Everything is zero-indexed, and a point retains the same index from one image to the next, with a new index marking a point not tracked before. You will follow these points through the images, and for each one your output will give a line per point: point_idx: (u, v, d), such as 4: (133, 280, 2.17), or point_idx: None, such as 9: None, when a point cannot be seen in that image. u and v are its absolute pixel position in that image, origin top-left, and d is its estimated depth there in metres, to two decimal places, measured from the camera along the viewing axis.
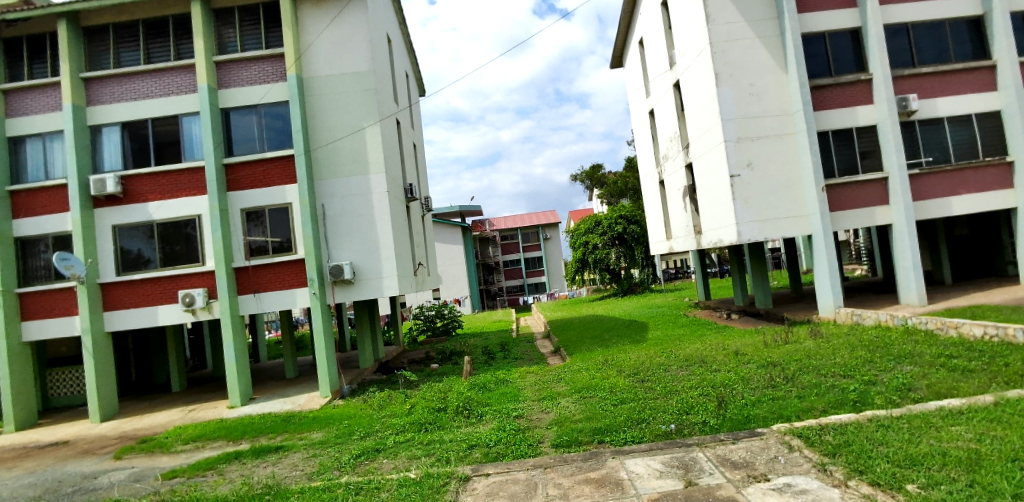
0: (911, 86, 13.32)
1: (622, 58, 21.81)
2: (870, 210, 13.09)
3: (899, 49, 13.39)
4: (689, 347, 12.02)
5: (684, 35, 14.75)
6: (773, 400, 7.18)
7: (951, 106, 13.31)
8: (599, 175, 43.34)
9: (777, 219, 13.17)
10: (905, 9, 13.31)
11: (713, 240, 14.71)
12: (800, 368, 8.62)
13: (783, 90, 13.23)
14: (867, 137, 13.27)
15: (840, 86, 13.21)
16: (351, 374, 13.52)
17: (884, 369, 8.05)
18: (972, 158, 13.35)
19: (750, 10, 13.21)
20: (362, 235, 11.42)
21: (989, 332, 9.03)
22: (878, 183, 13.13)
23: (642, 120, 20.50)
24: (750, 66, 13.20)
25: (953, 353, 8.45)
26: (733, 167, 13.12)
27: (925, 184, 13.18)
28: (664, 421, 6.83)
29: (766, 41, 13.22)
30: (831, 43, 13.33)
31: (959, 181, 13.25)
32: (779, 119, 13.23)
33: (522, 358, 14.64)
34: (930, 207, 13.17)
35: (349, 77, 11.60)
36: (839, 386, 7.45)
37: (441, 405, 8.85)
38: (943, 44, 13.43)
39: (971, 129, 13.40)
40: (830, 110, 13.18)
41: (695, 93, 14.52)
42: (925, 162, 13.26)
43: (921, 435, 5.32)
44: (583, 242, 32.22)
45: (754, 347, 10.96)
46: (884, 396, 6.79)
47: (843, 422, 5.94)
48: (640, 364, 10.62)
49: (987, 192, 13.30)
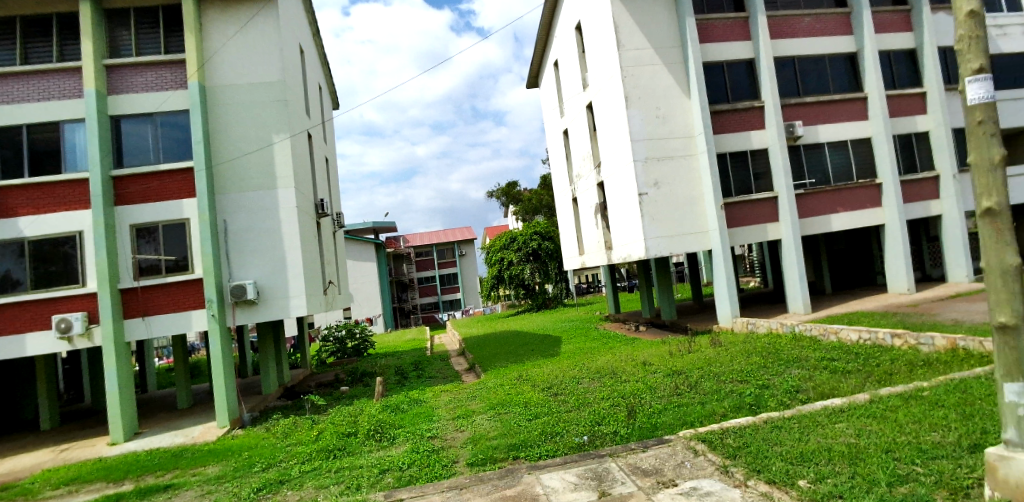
0: (796, 114, 14.72)
1: (538, 77, 22.48)
2: (763, 226, 14.28)
3: (786, 80, 14.78)
4: (600, 359, 12.40)
5: (596, 59, 15.44)
6: (678, 407, 7.59)
7: (830, 132, 14.83)
8: (514, 192, 44.09)
9: (679, 235, 14.00)
10: (791, 44, 14.72)
11: (622, 255, 15.38)
12: (702, 375, 9.18)
13: (686, 114, 14.18)
14: (760, 160, 14.48)
15: (736, 112, 14.36)
16: (254, 401, 12.68)
17: (775, 373, 8.76)
18: (848, 180, 14.92)
19: (657, 38, 14.11)
20: (269, 252, 10.81)
21: (863, 336, 10.06)
22: (768, 202, 14.36)
23: (556, 138, 21.17)
24: (656, 90, 14.04)
25: (833, 356, 9.35)
26: (641, 185, 13.83)
27: (808, 202, 14.61)
28: (577, 433, 6.99)
29: (671, 68, 14.15)
30: (729, 72, 14.47)
31: (837, 201, 14.78)
32: (682, 141, 14.14)
33: (436, 376, 14.43)
34: (813, 224, 14.58)
35: (258, 86, 11.01)
36: (737, 391, 8.03)
37: (351, 429, 8.49)
38: (824, 76, 14.97)
39: (847, 153, 14.98)
40: (727, 134, 14.27)
41: (606, 114, 15.23)
42: (808, 184, 14.70)
43: (810, 434, 5.78)
44: (498, 258, 32.50)
45: (659, 357, 11.49)
46: (777, 398, 7.38)
47: (742, 425, 6.36)
48: (553, 377, 10.85)
49: (861, 210, 14.90)
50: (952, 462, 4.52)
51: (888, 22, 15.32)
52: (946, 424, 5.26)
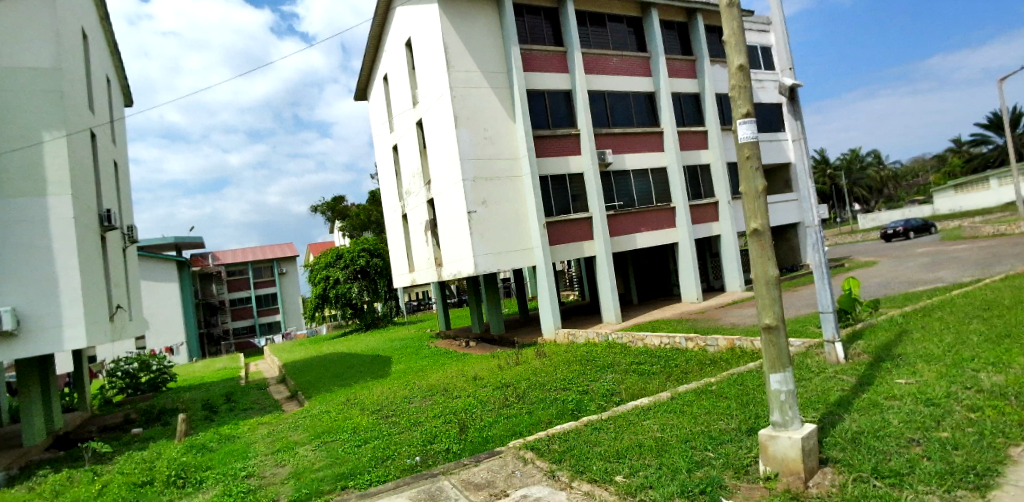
0: (607, 143, 16.37)
1: (366, 90, 21.97)
2: (580, 243, 15.57)
3: (599, 112, 16.37)
4: (431, 377, 12.35)
5: (426, 78, 15.59)
6: (508, 419, 7.88)
7: (634, 161, 16.74)
8: (341, 208, 42.26)
9: (507, 252, 14.62)
10: (602, 80, 16.36)
11: (452, 272, 15.58)
12: (529, 386, 9.65)
13: (511, 138, 14.96)
14: (577, 183, 15.79)
15: (556, 138, 15.52)
16: (6, 456, 10.24)
17: (593, 379, 9.56)
18: (649, 203, 16.97)
19: (485, 64, 14.72)
20: (34, 272, 8.90)
21: (664, 341, 11.46)
22: (584, 222, 15.72)
23: (385, 153, 20.81)
24: (484, 113, 14.61)
25: (640, 360, 10.49)
26: (470, 203, 14.20)
27: (617, 222, 16.32)
28: (410, 454, 6.87)
29: (497, 92, 14.85)
30: (550, 101, 15.58)
31: (640, 221, 16.71)
32: (508, 163, 14.87)
33: (252, 408, 13.08)
34: (621, 242, 16.29)
35: (22, 72, 9.10)
36: (561, 398, 8.59)
37: (145, 478, 7.30)
38: (629, 110, 16.86)
39: (648, 180, 17.02)
40: (548, 158, 15.33)
41: (436, 133, 15.40)
42: (617, 205, 16.41)
43: (623, 432, 6.39)
44: (323, 277, 30.75)
45: (489, 371, 11.83)
46: (595, 402, 8.05)
47: (566, 430, 6.81)
48: (383, 399, 10.53)
49: (659, 230, 17.01)
50: (735, 445, 5.31)
51: (677, 68, 17.85)
52: (728, 412, 6.18)
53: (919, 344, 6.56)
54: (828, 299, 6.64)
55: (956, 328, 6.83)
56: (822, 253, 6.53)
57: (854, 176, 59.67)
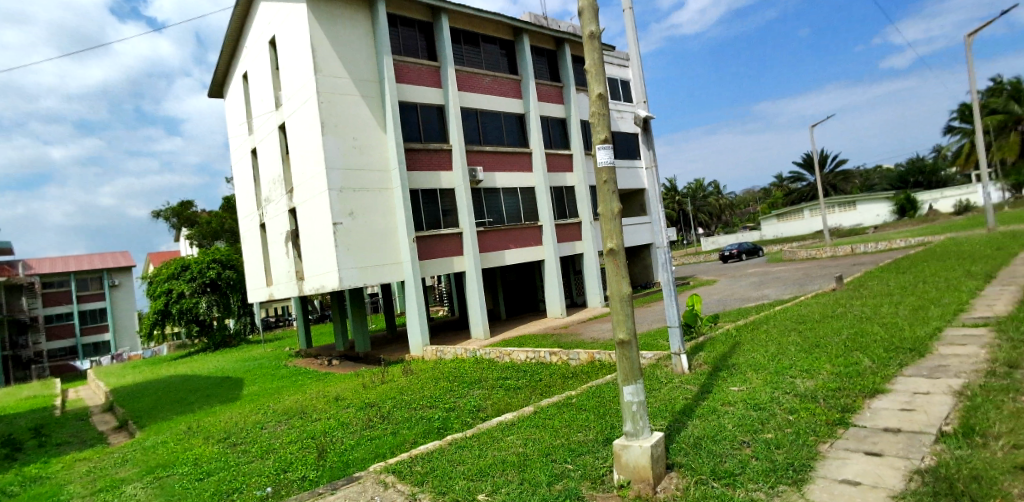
0: (479, 160, 16.53)
1: (223, 87, 20.22)
2: (449, 259, 15.49)
3: (471, 129, 16.50)
4: (288, 399, 11.45)
5: (291, 79, 14.69)
6: (371, 440, 7.49)
7: (504, 179, 17.09)
8: (189, 213, 38.25)
9: (374, 266, 14.11)
10: (475, 98, 16.55)
11: (314, 286, 14.68)
12: (394, 405, 9.30)
13: (382, 149, 14.54)
14: (448, 198, 15.74)
15: (428, 152, 15.38)
16: None
17: (460, 396, 9.46)
18: (518, 221, 17.39)
19: (355, 71, 14.21)
20: None
21: (529, 356, 11.71)
22: (454, 237, 15.69)
23: (242, 157, 19.22)
24: (353, 121, 14.07)
25: (506, 375, 10.59)
26: (336, 214, 13.52)
27: (486, 239, 16.49)
28: (259, 486, 6.23)
29: (368, 101, 14.39)
30: (422, 114, 15.41)
31: (508, 238, 17.05)
32: (377, 174, 14.41)
33: (66, 442, 11.16)
34: (490, 258, 16.48)
35: None
36: (426, 416, 8.37)
37: None
38: (500, 130, 17.21)
39: (517, 198, 17.45)
40: (419, 171, 15.11)
41: (300, 138, 14.52)
42: (487, 222, 16.61)
43: (487, 449, 6.33)
44: (164, 290, 27.40)
45: (353, 390, 11.25)
46: (460, 419, 7.95)
47: (429, 450, 6.60)
48: (231, 425, 9.53)
49: (527, 247, 17.48)
50: (592, 455, 5.48)
51: (546, 93, 18.63)
52: (586, 424, 6.39)
53: (750, 354, 7.32)
54: (675, 314, 7.01)
55: (776, 340, 7.74)
56: (670, 271, 6.91)
57: (699, 203, 66.48)
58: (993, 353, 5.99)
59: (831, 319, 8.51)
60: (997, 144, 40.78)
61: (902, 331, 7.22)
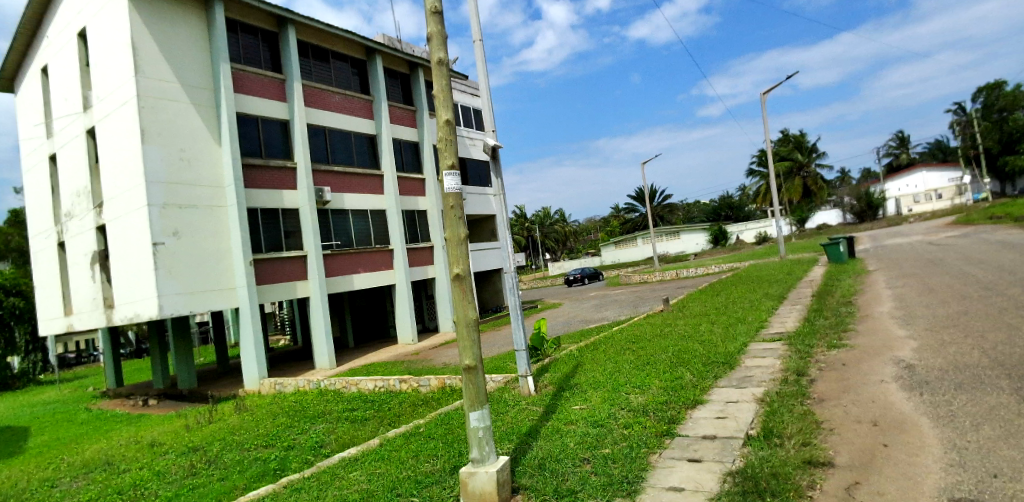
0: (326, 180, 15.75)
1: (13, 81, 17.12)
2: (292, 283, 14.47)
3: (318, 148, 15.69)
4: (87, 449, 9.69)
5: (104, 78, 12.86)
6: (191, 491, 6.56)
7: (354, 201, 16.47)
8: None
9: (203, 291, 12.67)
10: (323, 115, 15.82)
11: (126, 315, 12.76)
12: (223, 447, 8.29)
13: (215, 162, 13.24)
14: (291, 218, 14.75)
15: (269, 169, 14.31)
16: None
17: (301, 432, 8.71)
18: (368, 244, 16.81)
19: (186, 75, 12.86)
20: None
21: (378, 384, 11.23)
22: (298, 260, 14.71)
23: (36, 164, 16.30)
24: (182, 131, 12.66)
25: (353, 406, 10.01)
26: (157, 233, 11.96)
27: (333, 262, 15.70)
28: None
29: (200, 110, 13.07)
30: (263, 128, 14.33)
31: (358, 262, 16.40)
32: (209, 190, 13.06)
33: None
34: (337, 282, 15.69)
35: None
36: (261, 457, 7.57)
37: None
38: (350, 149, 16.61)
39: (367, 221, 16.90)
40: (258, 189, 13.99)
41: (114, 146, 12.71)
42: (334, 245, 15.83)
43: (327, 489, 5.85)
44: None
45: (172, 434, 9.87)
46: (300, 458, 7.31)
47: (261, 496, 5.93)
48: (5, 487, 7.78)
49: (377, 271, 16.94)
50: (439, 485, 5.30)
51: (398, 116, 18.46)
52: (434, 453, 6.20)
53: (590, 373, 7.73)
54: (521, 337, 7.17)
55: (613, 359, 8.27)
56: (517, 295, 7.06)
57: (547, 230, 70.05)
58: (785, 363, 6.97)
59: (659, 338, 9.33)
60: (784, 186, 48.71)
61: (716, 347, 8.12)
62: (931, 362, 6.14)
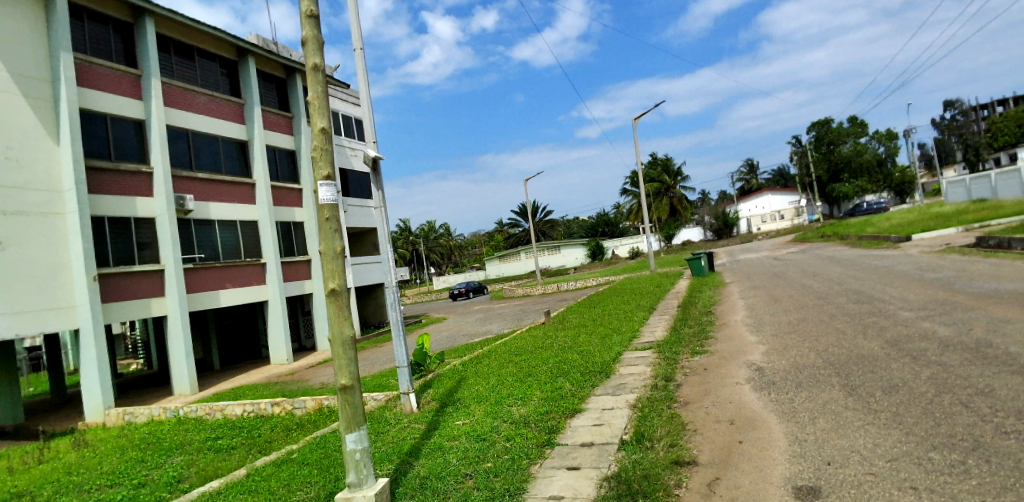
0: (188, 187, 14.44)
1: None
2: (146, 301, 13.05)
3: (179, 152, 14.35)
4: None
5: None
6: None
7: (221, 210, 15.26)
8: None
9: (32, 311, 10.98)
10: (187, 117, 14.52)
11: None
12: (54, 491, 7.15)
13: (52, 164, 11.62)
14: (145, 228, 13.31)
15: (119, 174, 12.83)
16: None
17: (154, 466, 7.77)
18: (236, 257, 15.62)
19: (15, 63, 11.19)
20: None
21: (247, 409, 10.39)
22: (153, 275, 13.30)
23: None
24: (9, 126, 10.97)
25: (218, 434, 9.13)
26: None
27: (196, 277, 14.39)
28: None
29: (34, 103, 11.43)
30: (113, 127, 12.83)
31: (225, 277, 15.18)
32: (43, 195, 11.42)
33: None
34: (199, 299, 14.39)
35: None
36: (104, 499, 6.63)
37: None
38: (218, 155, 15.38)
39: (236, 233, 15.70)
40: (105, 195, 12.50)
41: None
42: (197, 258, 14.53)
43: None
44: None
45: None
46: (152, 495, 6.51)
47: None
48: None
49: (246, 286, 15.77)
50: None
51: (273, 122, 17.44)
52: (309, 479, 5.81)
53: (473, 387, 7.73)
54: (403, 354, 7.01)
55: (496, 372, 8.35)
56: (399, 311, 6.91)
57: (432, 243, 69.41)
58: (654, 370, 7.46)
59: (540, 350, 9.57)
60: (654, 205, 52.55)
61: (593, 357, 8.50)
62: (777, 364, 6.88)
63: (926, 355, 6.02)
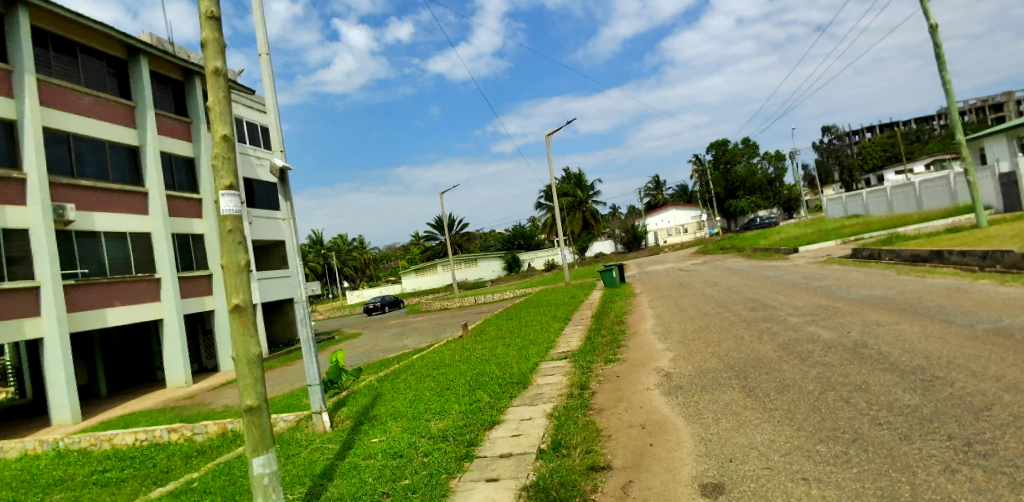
0: (69, 196, 13.10)
1: None
2: (18, 322, 11.63)
3: (59, 157, 12.99)
4: None
5: None
6: None
7: (107, 221, 13.96)
8: None
9: None
10: (67, 119, 13.22)
11: None
12: None
13: None
14: (16, 241, 11.91)
15: None
16: None
17: None
18: (126, 272, 14.34)
19: None
20: None
21: (139, 438, 9.52)
22: (26, 293, 11.90)
23: None
24: None
25: (104, 467, 8.27)
26: None
27: (78, 295, 13.03)
28: None
29: None
30: None
31: (112, 294, 13.87)
32: None
33: None
34: (82, 319, 13.04)
35: None
36: None
37: None
38: (104, 161, 14.08)
39: (126, 246, 14.42)
40: None
41: None
42: (80, 274, 13.19)
43: None
44: None
45: None
46: None
47: None
48: None
49: (138, 304, 14.49)
50: None
51: (169, 127, 16.25)
52: None
53: (390, 403, 7.56)
54: (315, 372, 6.72)
55: (413, 388, 8.21)
56: (309, 327, 6.61)
57: (344, 256, 67.09)
58: (569, 379, 7.66)
59: (458, 363, 9.51)
60: (568, 218, 54.24)
61: (510, 369, 8.58)
62: (683, 370, 7.29)
63: (812, 356, 6.62)
